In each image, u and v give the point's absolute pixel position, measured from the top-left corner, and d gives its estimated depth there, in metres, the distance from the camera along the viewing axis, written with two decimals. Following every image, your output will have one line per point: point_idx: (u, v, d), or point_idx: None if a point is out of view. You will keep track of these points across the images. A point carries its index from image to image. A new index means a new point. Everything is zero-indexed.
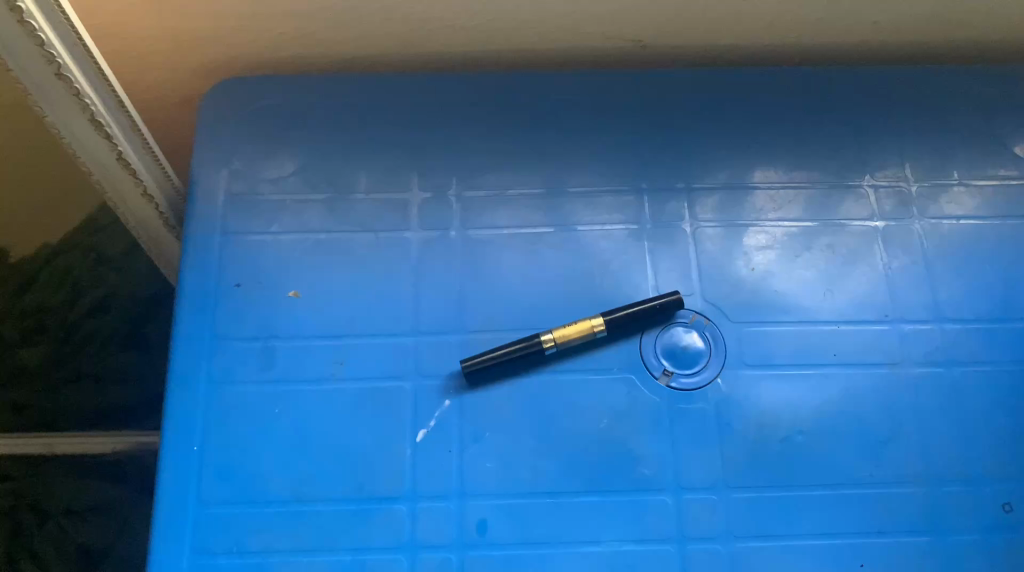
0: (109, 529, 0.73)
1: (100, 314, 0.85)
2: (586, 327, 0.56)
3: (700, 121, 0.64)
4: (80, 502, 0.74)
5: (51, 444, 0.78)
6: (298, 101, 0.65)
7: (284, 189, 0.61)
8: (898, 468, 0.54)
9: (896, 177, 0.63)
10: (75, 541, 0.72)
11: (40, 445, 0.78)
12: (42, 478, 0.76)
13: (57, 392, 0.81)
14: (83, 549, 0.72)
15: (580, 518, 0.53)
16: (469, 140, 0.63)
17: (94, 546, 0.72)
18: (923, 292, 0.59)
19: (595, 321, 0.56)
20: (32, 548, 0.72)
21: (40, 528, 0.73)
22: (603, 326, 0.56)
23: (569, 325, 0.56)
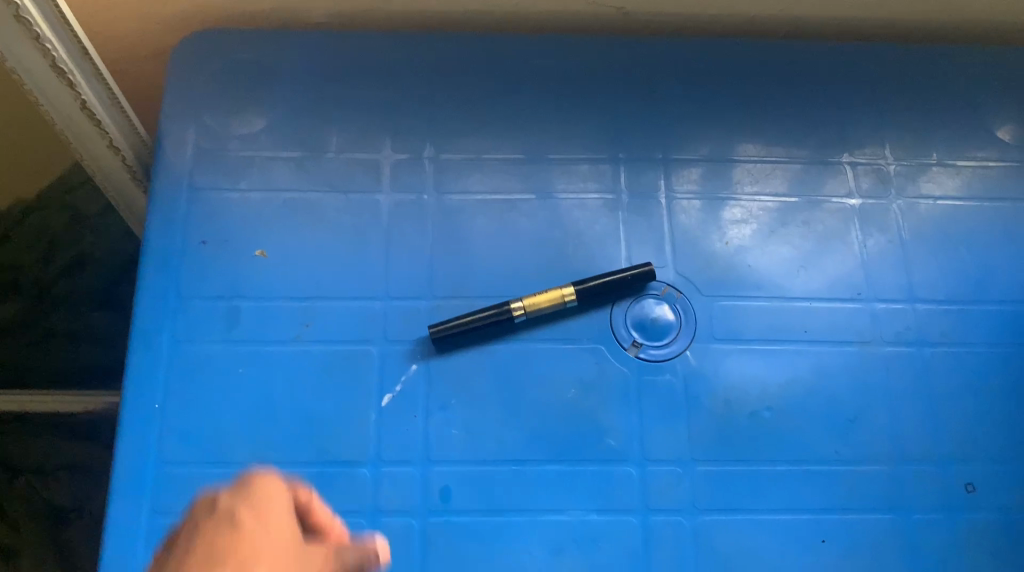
0: (81, 488, 0.74)
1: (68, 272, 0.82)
2: (557, 297, 0.55)
3: (681, 92, 0.63)
4: (50, 462, 0.75)
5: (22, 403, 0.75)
6: (271, 56, 0.63)
7: (254, 146, 0.60)
8: (863, 446, 0.54)
9: (875, 155, 0.62)
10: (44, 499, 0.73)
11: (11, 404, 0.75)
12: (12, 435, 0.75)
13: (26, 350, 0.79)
14: (53, 510, 0.73)
15: (544, 488, 0.52)
16: (445, 103, 0.62)
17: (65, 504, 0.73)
18: (897, 271, 0.59)
19: (566, 291, 0.55)
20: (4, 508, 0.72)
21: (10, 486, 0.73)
22: (574, 295, 0.55)
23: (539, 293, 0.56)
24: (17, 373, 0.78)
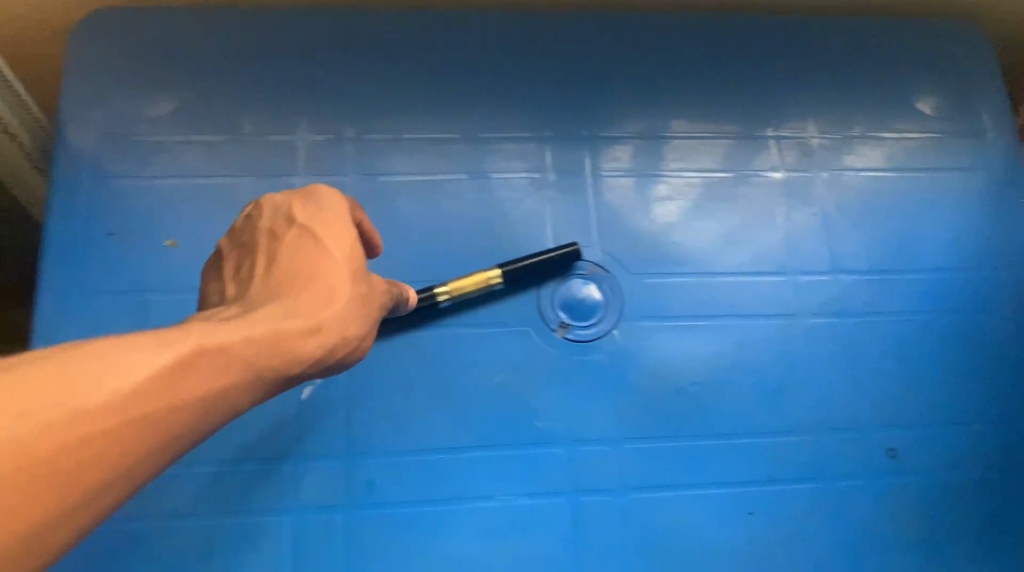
0: None
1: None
2: (483, 280, 0.54)
3: (605, 67, 0.62)
4: None
5: None
6: (177, 34, 0.60)
7: (162, 130, 0.57)
8: (789, 417, 0.54)
9: (799, 129, 0.62)
10: None
11: None
12: None
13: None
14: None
15: (473, 473, 0.51)
16: (364, 81, 0.60)
17: None
18: (821, 243, 0.59)
19: (492, 274, 0.54)
20: None
21: None
22: (500, 278, 0.54)
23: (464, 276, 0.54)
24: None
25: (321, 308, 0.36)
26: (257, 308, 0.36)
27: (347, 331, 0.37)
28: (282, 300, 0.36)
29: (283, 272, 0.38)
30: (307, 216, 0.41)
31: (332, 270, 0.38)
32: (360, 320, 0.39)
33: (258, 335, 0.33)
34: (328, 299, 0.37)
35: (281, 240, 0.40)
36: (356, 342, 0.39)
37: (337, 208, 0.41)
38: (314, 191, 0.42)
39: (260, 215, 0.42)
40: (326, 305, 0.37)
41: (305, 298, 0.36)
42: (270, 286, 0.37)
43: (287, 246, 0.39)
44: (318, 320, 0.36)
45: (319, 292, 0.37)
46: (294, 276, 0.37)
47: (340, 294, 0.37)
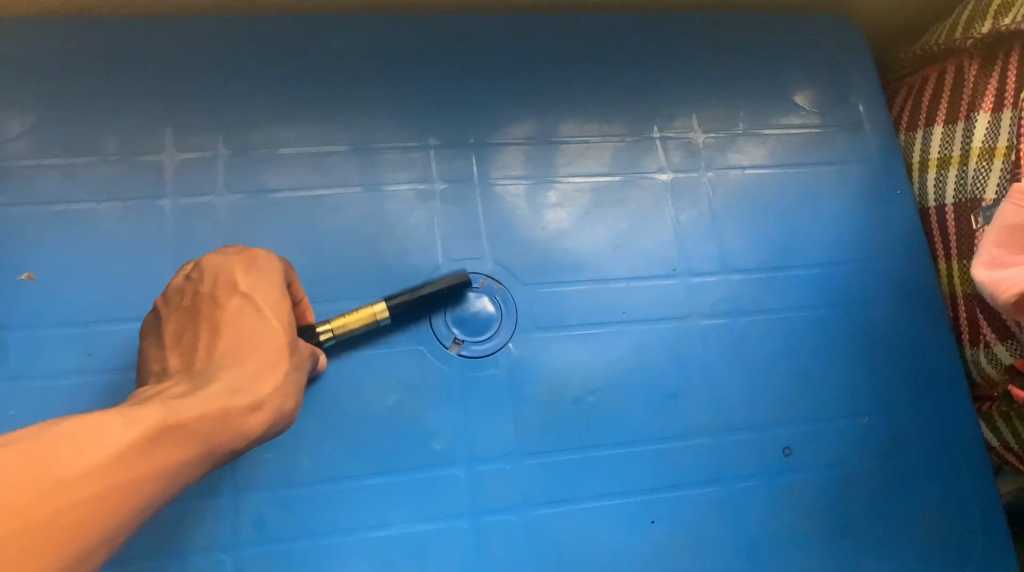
0: None
1: None
2: (369, 316, 0.50)
3: (487, 71, 0.61)
4: None
5: None
6: (22, 47, 0.55)
7: (11, 154, 0.53)
8: (686, 421, 0.54)
9: (684, 128, 0.62)
10: None
11: None
12: None
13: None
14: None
15: (368, 501, 0.49)
16: (234, 93, 0.56)
17: None
18: (710, 244, 0.59)
19: (378, 309, 0.50)
20: None
21: None
22: (387, 313, 0.51)
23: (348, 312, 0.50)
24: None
25: (265, 377, 0.39)
26: (210, 381, 0.37)
27: (284, 401, 0.39)
28: (232, 361, 0.39)
29: (229, 331, 0.40)
30: (252, 286, 0.42)
31: (276, 345, 0.40)
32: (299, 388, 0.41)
33: (202, 421, 0.35)
34: (268, 368, 0.39)
35: (219, 305, 0.41)
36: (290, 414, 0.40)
37: (274, 279, 0.43)
38: (252, 258, 0.44)
39: (201, 279, 0.43)
40: (266, 376, 0.39)
41: (260, 356, 0.39)
42: (219, 345, 0.40)
43: (229, 311, 0.41)
44: (262, 396, 0.38)
45: (271, 352, 0.40)
46: (242, 337, 0.40)
47: (280, 366, 0.39)
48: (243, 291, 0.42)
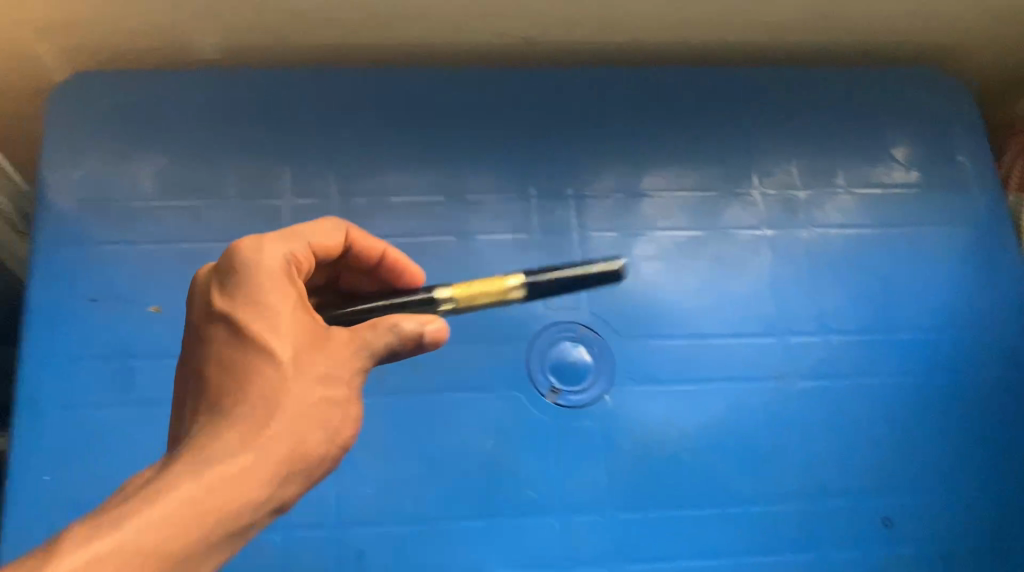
0: None
1: None
2: (498, 288, 0.38)
3: (590, 123, 0.62)
4: None
5: None
6: (158, 96, 0.59)
7: (144, 195, 0.57)
8: (782, 484, 0.54)
9: (783, 183, 0.62)
10: None
11: None
12: None
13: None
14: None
15: (463, 545, 0.51)
16: (348, 141, 0.59)
17: None
18: (809, 303, 0.58)
19: (511, 281, 0.38)
20: None
21: None
22: (522, 289, 0.38)
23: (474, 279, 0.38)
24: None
25: (312, 421, 0.32)
26: (191, 459, 0.29)
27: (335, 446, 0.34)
28: (240, 431, 0.31)
29: (230, 385, 0.32)
30: (249, 307, 0.33)
31: (305, 394, 0.32)
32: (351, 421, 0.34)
33: (198, 499, 0.28)
34: (307, 418, 0.32)
35: (216, 341, 0.33)
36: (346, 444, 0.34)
37: (271, 290, 0.34)
38: (233, 280, 0.34)
39: (190, 305, 0.36)
40: (308, 426, 0.32)
41: (250, 417, 0.31)
42: (221, 408, 0.32)
43: (223, 352, 0.33)
44: (274, 449, 0.31)
45: (267, 400, 0.32)
46: (249, 396, 0.32)
47: (323, 412, 0.33)
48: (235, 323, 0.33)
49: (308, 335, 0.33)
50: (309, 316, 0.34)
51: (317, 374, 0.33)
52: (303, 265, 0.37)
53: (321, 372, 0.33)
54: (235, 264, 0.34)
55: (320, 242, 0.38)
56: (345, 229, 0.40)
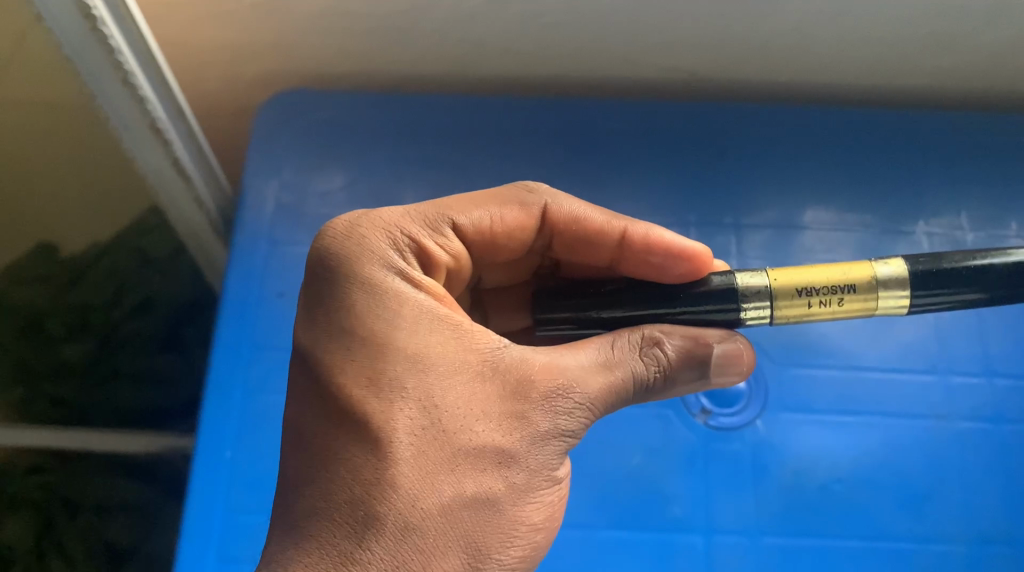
0: (136, 528, 0.68)
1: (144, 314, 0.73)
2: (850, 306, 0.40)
3: (753, 156, 0.64)
4: (112, 499, 0.68)
5: (87, 441, 0.68)
6: (354, 116, 0.66)
7: (332, 203, 0.62)
8: (939, 525, 0.52)
9: (951, 225, 0.61)
10: (103, 539, 0.67)
11: (75, 442, 0.68)
12: (77, 473, 0.69)
13: (97, 391, 0.70)
14: (110, 549, 0.67)
15: (608, 554, 0.52)
16: (519, 164, 0.64)
17: (120, 544, 0.67)
18: (975, 344, 0.57)
19: (865, 297, 0.40)
20: (60, 540, 0.66)
21: (70, 522, 0.67)
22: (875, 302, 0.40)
23: (820, 289, 0.40)
24: (82, 412, 0.70)
25: (487, 528, 0.35)
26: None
27: (523, 547, 0.37)
28: (409, 558, 0.34)
29: (383, 503, 0.34)
30: (386, 399, 0.36)
31: (464, 501, 0.35)
32: (546, 492, 0.38)
33: None
34: (482, 525, 0.35)
35: (353, 447, 0.35)
36: (543, 529, 0.38)
37: (415, 370, 0.36)
38: (352, 318, 0.38)
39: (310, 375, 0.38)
40: (486, 531, 0.35)
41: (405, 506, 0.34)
42: (377, 531, 0.34)
43: (363, 469, 0.35)
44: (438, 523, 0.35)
45: (412, 483, 0.35)
46: (411, 518, 0.34)
47: (497, 519, 0.36)
48: (390, 408, 0.36)
49: (464, 372, 0.37)
50: (458, 335, 0.38)
51: (493, 458, 0.36)
52: (446, 258, 0.43)
53: (497, 446, 0.36)
54: (355, 294, 0.38)
55: (473, 222, 0.44)
56: (545, 204, 0.46)
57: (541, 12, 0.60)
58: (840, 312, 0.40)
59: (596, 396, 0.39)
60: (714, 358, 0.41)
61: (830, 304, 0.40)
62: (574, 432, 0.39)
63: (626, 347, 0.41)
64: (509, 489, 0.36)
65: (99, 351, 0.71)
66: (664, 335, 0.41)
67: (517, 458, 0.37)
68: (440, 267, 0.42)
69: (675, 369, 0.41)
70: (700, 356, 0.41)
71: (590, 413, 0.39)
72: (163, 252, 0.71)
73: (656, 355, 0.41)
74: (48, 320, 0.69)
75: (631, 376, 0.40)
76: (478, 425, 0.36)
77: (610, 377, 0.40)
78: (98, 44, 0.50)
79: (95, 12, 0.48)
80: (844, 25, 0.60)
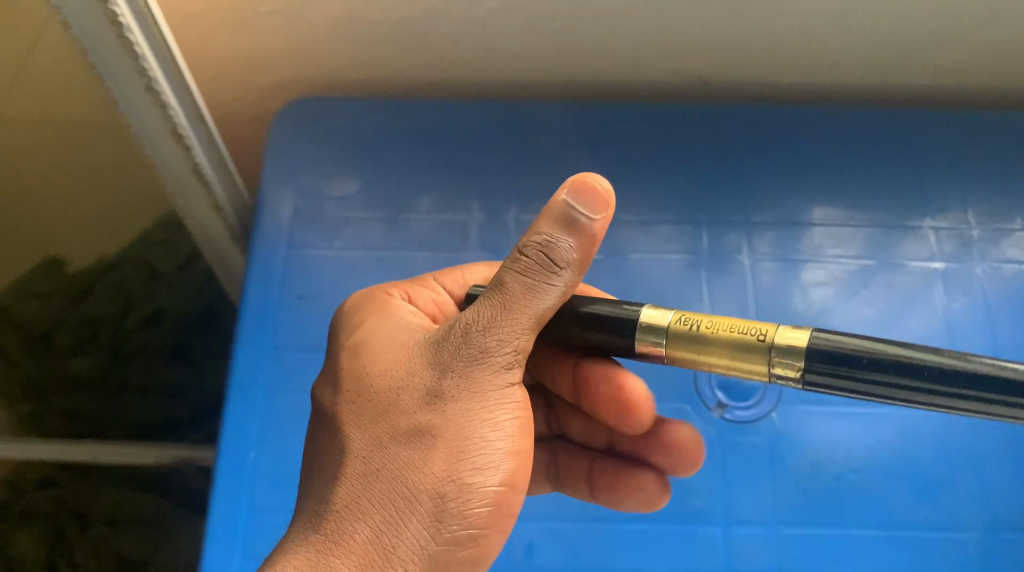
0: (144, 542, 0.74)
1: (151, 327, 0.79)
2: (740, 370, 0.35)
3: (760, 155, 0.65)
4: (123, 512, 0.74)
5: (97, 454, 0.74)
6: (367, 122, 0.67)
7: (349, 207, 0.64)
8: (955, 513, 0.53)
9: (956, 220, 0.63)
10: (113, 548, 0.72)
11: (87, 453, 0.73)
12: (87, 485, 0.73)
13: (101, 403, 0.76)
14: (121, 560, 0.72)
15: (629, 545, 0.53)
16: (531, 167, 0.65)
17: (129, 555, 0.73)
18: (983, 334, 0.58)
19: (755, 367, 0.34)
20: (72, 552, 0.71)
21: (82, 534, 0.71)
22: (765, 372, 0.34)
23: (710, 344, 0.35)
24: (91, 425, 0.75)
25: (426, 455, 0.36)
26: (325, 520, 0.36)
27: (488, 469, 0.37)
28: (356, 499, 0.36)
29: (335, 466, 0.37)
30: (337, 387, 0.40)
31: (399, 438, 0.37)
32: (499, 414, 0.37)
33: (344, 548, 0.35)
34: (422, 452, 0.36)
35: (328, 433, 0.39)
36: (514, 450, 0.38)
37: (354, 360, 0.41)
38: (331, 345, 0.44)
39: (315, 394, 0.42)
40: (426, 458, 0.36)
41: (348, 458, 0.37)
42: (332, 487, 0.37)
43: (323, 446, 0.39)
44: (374, 463, 0.36)
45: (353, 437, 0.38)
46: (355, 469, 0.37)
47: (437, 446, 0.36)
48: (339, 391, 0.40)
49: (398, 348, 0.40)
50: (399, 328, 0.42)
51: (420, 397, 0.37)
52: (429, 303, 0.46)
53: (421, 388, 0.37)
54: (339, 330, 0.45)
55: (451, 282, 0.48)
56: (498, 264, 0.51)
57: (553, 17, 0.61)
58: (728, 369, 0.35)
59: (513, 307, 0.37)
60: (583, 212, 0.37)
61: (721, 357, 0.35)
62: (514, 354, 0.37)
63: (512, 260, 0.38)
64: (444, 416, 0.37)
65: (108, 365, 0.76)
66: (529, 229, 0.38)
67: (444, 391, 0.37)
68: (425, 303, 0.46)
69: (568, 242, 0.37)
70: (566, 218, 0.37)
71: (516, 324, 0.37)
72: (170, 266, 0.77)
73: (537, 242, 0.37)
74: (57, 335, 0.72)
75: (519, 273, 0.37)
76: (402, 379, 0.38)
77: (507, 289, 0.37)
78: (122, 50, 0.51)
79: (121, 18, 0.49)
80: (848, 25, 0.61)
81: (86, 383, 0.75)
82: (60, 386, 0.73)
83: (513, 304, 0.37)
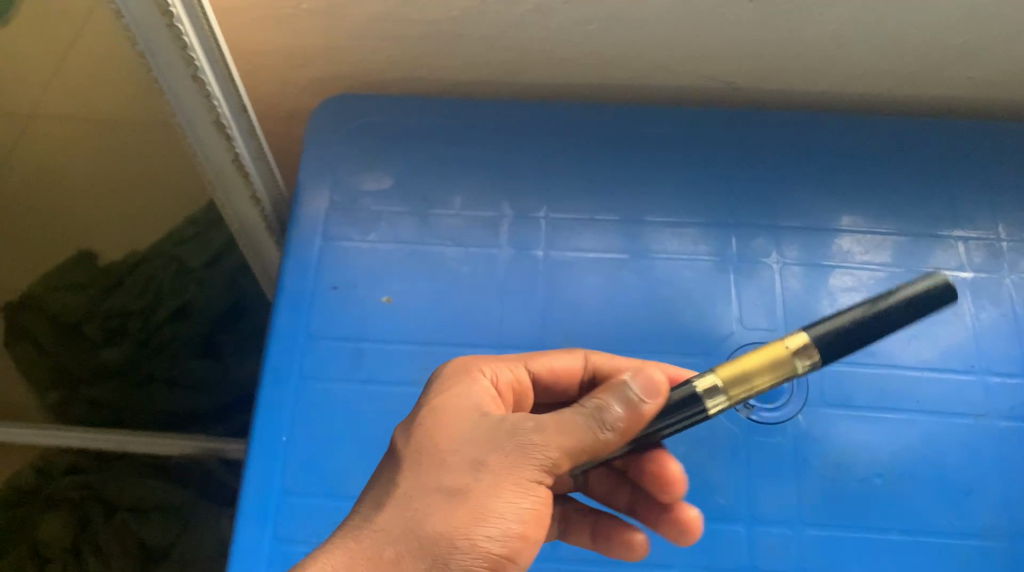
0: (169, 531, 0.76)
1: (179, 322, 0.82)
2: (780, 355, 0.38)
3: (788, 162, 0.66)
4: (147, 501, 0.77)
5: (123, 443, 0.79)
6: (402, 119, 0.68)
7: (383, 201, 0.65)
8: (980, 520, 0.53)
9: (987, 231, 0.63)
10: (136, 538, 0.75)
11: (113, 443, 0.80)
12: (112, 476, 0.79)
13: (127, 395, 0.82)
14: (143, 548, 0.75)
15: (652, 541, 0.53)
16: (563, 167, 0.66)
17: (153, 545, 0.75)
18: (1012, 344, 0.59)
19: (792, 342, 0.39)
20: (97, 541, 0.75)
21: (106, 523, 0.76)
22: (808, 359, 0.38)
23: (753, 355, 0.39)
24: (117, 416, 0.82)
25: (449, 512, 0.39)
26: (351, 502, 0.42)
27: (497, 542, 0.39)
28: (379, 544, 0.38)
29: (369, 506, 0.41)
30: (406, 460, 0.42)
31: (437, 490, 0.40)
32: (524, 502, 0.40)
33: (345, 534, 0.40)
34: (449, 507, 0.39)
35: None
36: (524, 536, 0.40)
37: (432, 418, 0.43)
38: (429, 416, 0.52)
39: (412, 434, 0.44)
40: (451, 513, 0.39)
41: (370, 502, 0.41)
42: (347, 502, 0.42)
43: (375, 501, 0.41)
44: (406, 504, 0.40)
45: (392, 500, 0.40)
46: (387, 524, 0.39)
47: (465, 505, 0.39)
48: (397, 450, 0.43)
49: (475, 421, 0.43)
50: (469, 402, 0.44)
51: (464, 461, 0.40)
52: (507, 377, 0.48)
53: (469, 456, 0.41)
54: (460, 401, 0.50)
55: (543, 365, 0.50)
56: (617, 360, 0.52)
57: (586, 21, 0.62)
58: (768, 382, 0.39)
59: (553, 442, 0.40)
60: (638, 395, 0.41)
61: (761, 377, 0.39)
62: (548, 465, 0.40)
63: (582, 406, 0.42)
64: (482, 484, 0.40)
65: (135, 355, 0.82)
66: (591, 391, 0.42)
67: (485, 465, 0.40)
68: (505, 386, 0.48)
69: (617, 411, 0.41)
70: (626, 396, 0.41)
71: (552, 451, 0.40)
72: (201, 260, 0.81)
73: (595, 401, 0.41)
74: (86, 326, 0.82)
75: (574, 420, 0.41)
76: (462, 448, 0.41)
77: (561, 423, 0.41)
78: (172, 41, 0.52)
79: (172, 10, 0.50)
80: (878, 34, 0.62)
81: (112, 372, 0.82)
82: (86, 375, 0.82)
83: (552, 430, 0.41)
